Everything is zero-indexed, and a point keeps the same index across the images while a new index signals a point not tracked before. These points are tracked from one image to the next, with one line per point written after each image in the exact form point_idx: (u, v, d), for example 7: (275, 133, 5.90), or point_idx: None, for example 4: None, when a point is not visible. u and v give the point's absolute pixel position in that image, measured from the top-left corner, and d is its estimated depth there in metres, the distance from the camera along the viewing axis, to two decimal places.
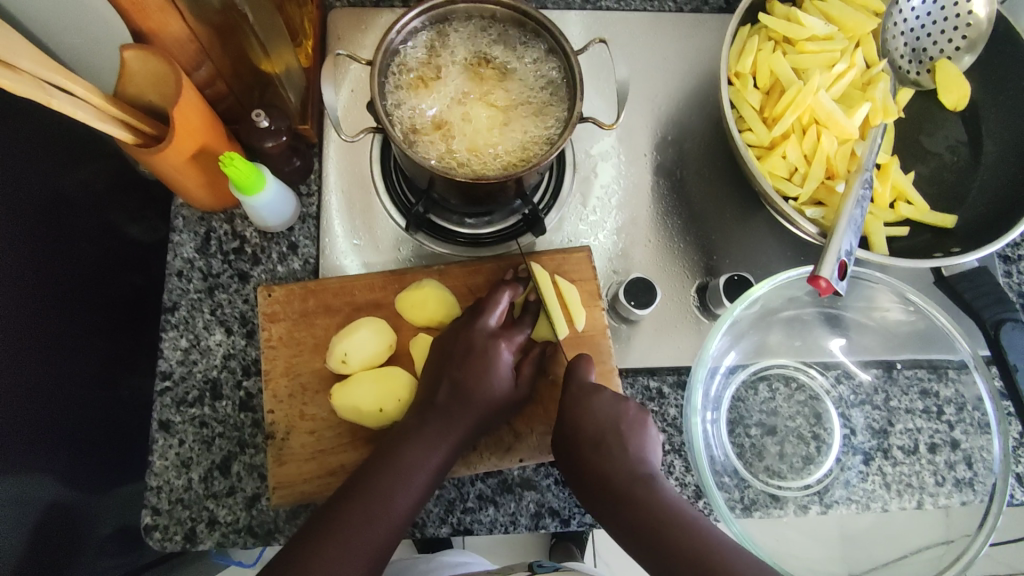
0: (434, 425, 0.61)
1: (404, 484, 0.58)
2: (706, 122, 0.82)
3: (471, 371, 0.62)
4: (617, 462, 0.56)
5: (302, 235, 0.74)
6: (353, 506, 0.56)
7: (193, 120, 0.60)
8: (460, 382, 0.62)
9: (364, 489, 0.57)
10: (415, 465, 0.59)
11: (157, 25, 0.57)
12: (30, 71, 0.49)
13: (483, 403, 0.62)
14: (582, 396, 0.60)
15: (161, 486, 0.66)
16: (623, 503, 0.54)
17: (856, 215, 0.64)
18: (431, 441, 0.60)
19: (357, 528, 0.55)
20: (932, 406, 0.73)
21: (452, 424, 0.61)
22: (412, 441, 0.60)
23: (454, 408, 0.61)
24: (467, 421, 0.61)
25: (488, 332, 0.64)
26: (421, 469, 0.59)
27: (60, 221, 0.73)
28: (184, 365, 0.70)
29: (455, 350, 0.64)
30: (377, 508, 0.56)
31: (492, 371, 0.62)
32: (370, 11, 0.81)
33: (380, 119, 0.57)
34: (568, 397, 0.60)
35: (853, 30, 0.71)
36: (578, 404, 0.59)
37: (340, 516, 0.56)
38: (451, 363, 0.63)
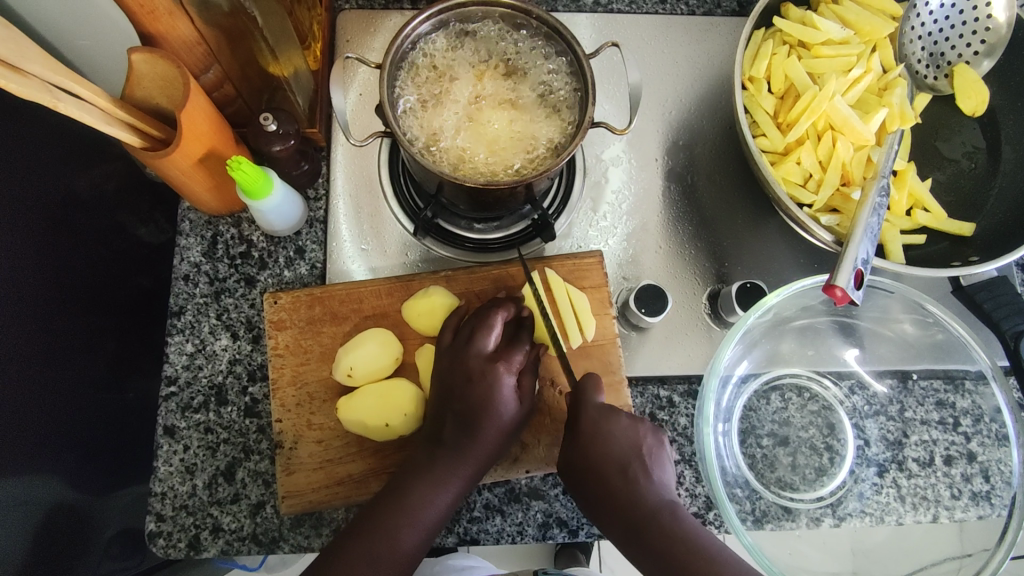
0: (440, 457, 0.60)
1: (412, 522, 0.57)
2: (718, 127, 0.81)
3: (473, 401, 0.60)
4: (631, 487, 0.56)
5: (309, 239, 0.74)
6: (369, 542, 0.56)
7: (200, 124, 0.59)
8: (463, 414, 0.60)
9: (381, 524, 0.57)
10: (425, 503, 0.58)
11: (167, 28, 0.57)
12: (38, 74, 0.49)
13: (489, 433, 0.60)
14: (596, 423, 0.59)
15: (165, 492, 0.66)
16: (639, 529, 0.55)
17: (872, 223, 0.63)
18: (440, 475, 0.59)
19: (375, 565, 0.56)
20: (948, 418, 0.72)
21: (461, 458, 0.59)
22: (426, 474, 0.59)
23: (461, 440, 0.60)
24: (477, 452, 0.60)
25: (487, 357, 0.62)
26: (433, 504, 0.58)
27: (68, 223, 0.72)
28: (189, 370, 0.69)
29: (455, 378, 0.61)
30: (389, 545, 0.56)
31: (495, 398, 0.60)
32: (380, 13, 0.80)
33: (389, 124, 0.57)
34: (583, 423, 0.59)
35: (870, 35, 0.70)
36: (591, 432, 0.58)
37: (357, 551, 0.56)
38: (452, 392, 0.61)
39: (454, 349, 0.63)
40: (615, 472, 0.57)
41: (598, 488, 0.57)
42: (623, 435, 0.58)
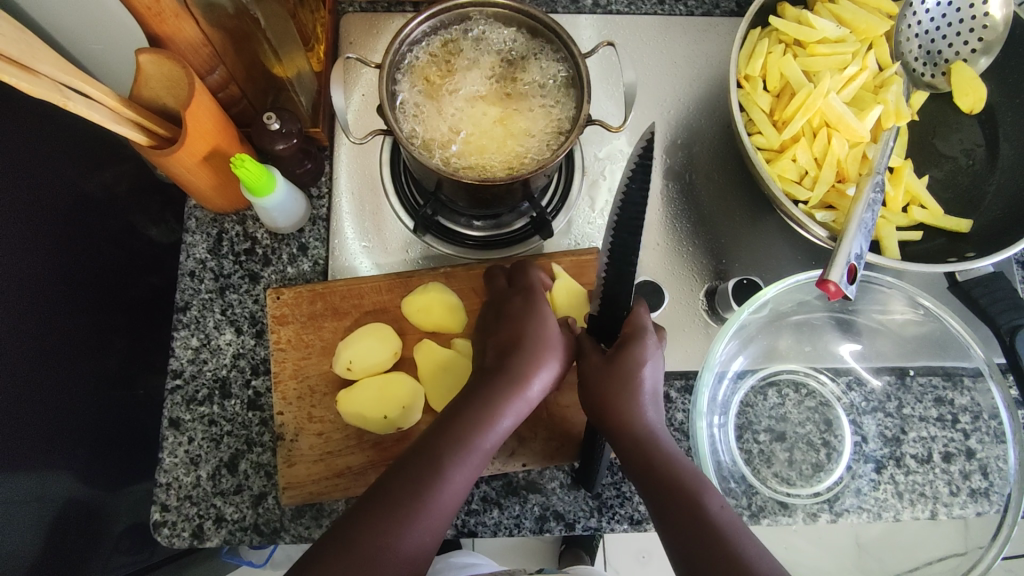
0: (495, 381, 0.58)
1: (463, 451, 0.55)
2: (716, 125, 0.82)
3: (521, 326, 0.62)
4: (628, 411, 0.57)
5: (312, 236, 0.75)
6: (403, 478, 0.53)
7: (205, 122, 0.61)
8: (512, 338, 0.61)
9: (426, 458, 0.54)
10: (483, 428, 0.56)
11: (173, 30, 0.58)
12: (48, 74, 0.50)
13: (541, 367, 0.59)
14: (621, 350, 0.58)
15: (170, 483, 0.67)
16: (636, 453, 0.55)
17: (866, 218, 0.63)
18: (491, 400, 0.57)
19: (406, 515, 0.51)
20: (947, 415, 0.72)
21: (514, 383, 0.58)
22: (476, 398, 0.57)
23: (512, 368, 0.59)
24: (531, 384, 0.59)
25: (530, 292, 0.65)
26: (488, 430, 0.56)
27: (80, 223, 0.74)
28: (195, 364, 0.71)
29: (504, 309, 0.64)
30: (422, 497, 0.52)
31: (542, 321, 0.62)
32: (382, 16, 0.82)
33: (388, 121, 0.58)
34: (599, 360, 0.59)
35: (865, 33, 0.71)
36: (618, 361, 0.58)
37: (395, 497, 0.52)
38: (503, 326, 0.62)
39: (496, 293, 0.67)
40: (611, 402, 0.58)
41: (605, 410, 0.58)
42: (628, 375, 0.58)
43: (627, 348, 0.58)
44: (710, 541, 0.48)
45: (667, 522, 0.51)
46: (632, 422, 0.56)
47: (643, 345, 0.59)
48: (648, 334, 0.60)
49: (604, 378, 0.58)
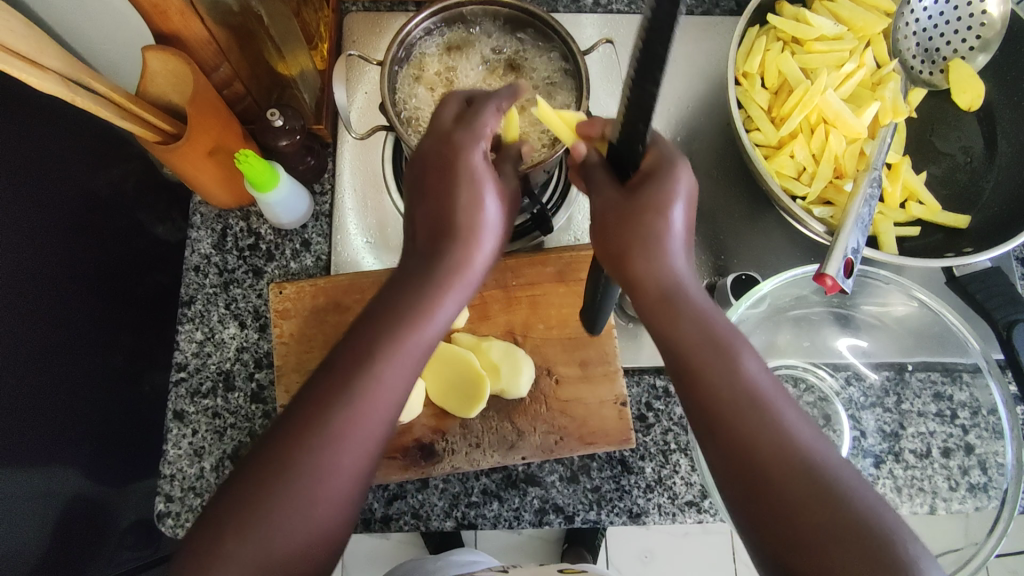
0: (414, 278, 0.44)
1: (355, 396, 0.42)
2: (716, 123, 0.82)
3: (440, 190, 0.46)
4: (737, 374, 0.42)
5: (314, 232, 0.76)
6: (301, 422, 0.42)
7: (209, 117, 0.62)
8: (433, 210, 0.46)
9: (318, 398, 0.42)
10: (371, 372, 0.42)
11: (180, 27, 0.59)
12: (57, 70, 0.52)
13: (474, 250, 0.45)
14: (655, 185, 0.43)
15: (173, 475, 0.68)
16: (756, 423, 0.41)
17: (863, 213, 0.64)
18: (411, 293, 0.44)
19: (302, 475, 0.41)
20: (946, 410, 0.72)
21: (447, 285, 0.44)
22: (379, 314, 0.44)
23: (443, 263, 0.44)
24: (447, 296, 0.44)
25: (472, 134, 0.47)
26: (409, 331, 0.43)
27: (88, 220, 0.76)
28: (199, 357, 0.72)
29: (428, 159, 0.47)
30: (325, 442, 0.42)
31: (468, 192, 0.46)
32: (385, 15, 0.83)
33: (388, 117, 0.59)
34: (633, 192, 0.43)
35: (863, 30, 0.71)
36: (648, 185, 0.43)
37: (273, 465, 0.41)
38: (418, 184, 0.47)
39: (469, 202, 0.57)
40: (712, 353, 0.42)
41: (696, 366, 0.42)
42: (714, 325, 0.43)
43: (652, 183, 0.43)
44: (789, 470, 0.39)
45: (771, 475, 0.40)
46: (703, 345, 0.42)
47: (674, 179, 0.43)
48: (677, 166, 0.44)
49: (621, 219, 0.42)
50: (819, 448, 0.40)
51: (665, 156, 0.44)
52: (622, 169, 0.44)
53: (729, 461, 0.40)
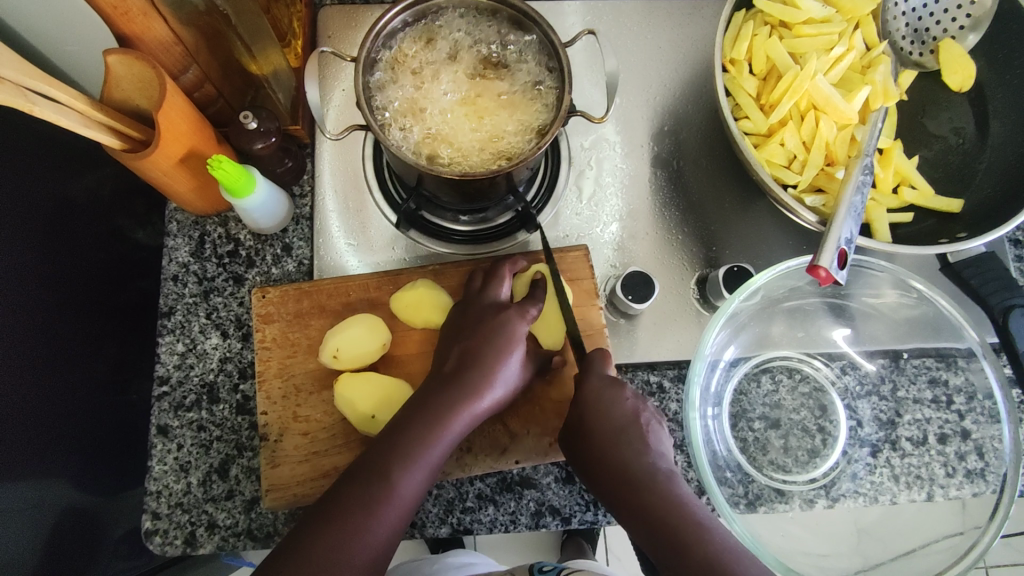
0: (453, 394, 0.58)
1: (410, 459, 0.55)
2: (704, 111, 0.81)
3: (482, 338, 0.61)
4: (628, 450, 0.55)
5: (295, 236, 0.74)
6: (355, 488, 0.54)
7: (178, 123, 0.59)
8: (471, 347, 0.61)
9: (363, 484, 0.54)
10: (415, 454, 0.56)
11: (141, 29, 0.56)
12: (11, 78, 0.49)
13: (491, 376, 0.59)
14: (598, 392, 0.58)
15: (160, 491, 0.66)
16: (636, 486, 0.53)
17: (856, 202, 0.63)
18: (440, 408, 0.57)
19: (363, 507, 0.53)
20: (941, 396, 0.71)
21: (472, 389, 0.58)
22: (399, 445, 0.56)
23: (462, 386, 0.58)
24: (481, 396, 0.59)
25: (497, 304, 0.64)
26: (433, 442, 0.56)
27: (66, 228, 0.73)
28: (181, 369, 0.70)
29: (463, 322, 0.64)
30: (384, 486, 0.54)
31: (506, 339, 0.61)
32: (360, 8, 0.80)
33: (366, 118, 0.56)
34: (584, 392, 0.58)
35: (852, 12, 0.69)
36: (593, 397, 0.57)
37: (342, 504, 0.54)
38: (462, 337, 0.62)
39: (471, 296, 0.66)
40: (614, 438, 0.56)
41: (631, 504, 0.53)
42: (625, 405, 0.57)
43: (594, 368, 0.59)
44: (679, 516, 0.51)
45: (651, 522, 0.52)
46: (615, 430, 0.56)
47: (625, 390, 0.58)
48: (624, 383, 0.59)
49: (589, 401, 0.57)
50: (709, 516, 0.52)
51: (594, 372, 0.59)
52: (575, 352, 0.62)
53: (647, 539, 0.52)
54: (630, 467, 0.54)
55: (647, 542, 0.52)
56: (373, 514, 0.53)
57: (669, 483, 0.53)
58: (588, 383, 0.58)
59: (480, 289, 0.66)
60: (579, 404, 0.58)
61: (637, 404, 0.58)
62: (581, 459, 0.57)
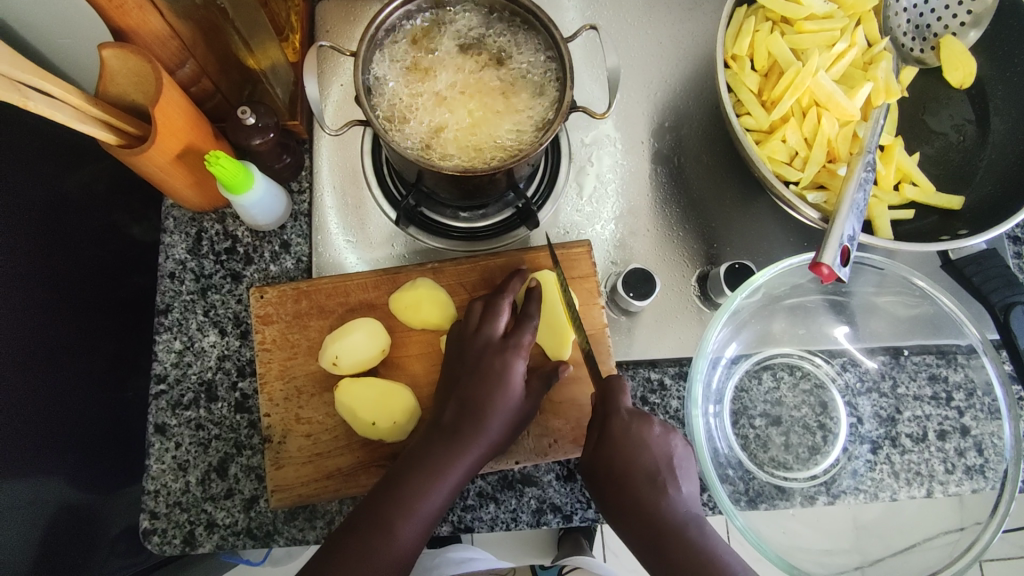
0: (450, 449, 0.57)
1: (410, 514, 0.55)
2: (705, 107, 0.80)
3: (479, 385, 0.59)
4: (659, 495, 0.55)
5: (294, 233, 0.73)
6: (357, 540, 0.54)
7: (175, 118, 0.58)
8: (466, 395, 0.59)
9: (368, 534, 0.55)
10: (413, 508, 0.56)
11: (137, 23, 0.55)
12: (4, 72, 0.48)
13: (490, 426, 0.58)
14: (626, 429, 0.56)
15: (158, 490, 0.66)
16: (664, 534, 0.53)
17: (858, 198, 0.63)
18: (439, 461, 0.57)
19: (367, 559, 0.54)
20: (941, 393, 0.71)
21: (470, 440, 0.58)
22: (398, 498, 0.56)
23: (460, 439, 0.58)
24: (478, 447, 0.58)
25: (496, 343, 0.62)
26: (431, 495, 0.56)
27: (60, 223, 0.72)
28: (179, 367, 0.69)
29: (461, 366, 0.62)
30: (385, 540, 0.54)
31: (502, 386, 0.59)
32: (359, 2, 0.80)
33: (365, 113, 0.55)
34: (612, 427, 0.57)
35: (853, 8, 0.69)
36: (621, 437, 0.56)
37: (345, 553, 0.54)
38: (461, 385, 0.60)
39: (465, 340, 0.63)
40: (644, 481, 0.55)
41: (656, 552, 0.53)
42: (656, 444, 0.57)
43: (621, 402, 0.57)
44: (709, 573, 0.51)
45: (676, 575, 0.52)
46: (641, 472, 0.55)
47: (651, 426, 0.57)
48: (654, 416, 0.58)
49: (615, 438, 0.56)
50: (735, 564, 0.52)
51: (619, 407, 0.57)
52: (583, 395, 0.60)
53: None
54: (656, 512, 0.54)
55: None
56: (371, 566, 0.53)
57: (699, 531, 0.53)
58: (614, 419, 0.57)
59: (475, 327, 0.63)
60: (606, 440, 0.57)
61: (660, 439, 0.57)
62: (604, 495, 0.57)
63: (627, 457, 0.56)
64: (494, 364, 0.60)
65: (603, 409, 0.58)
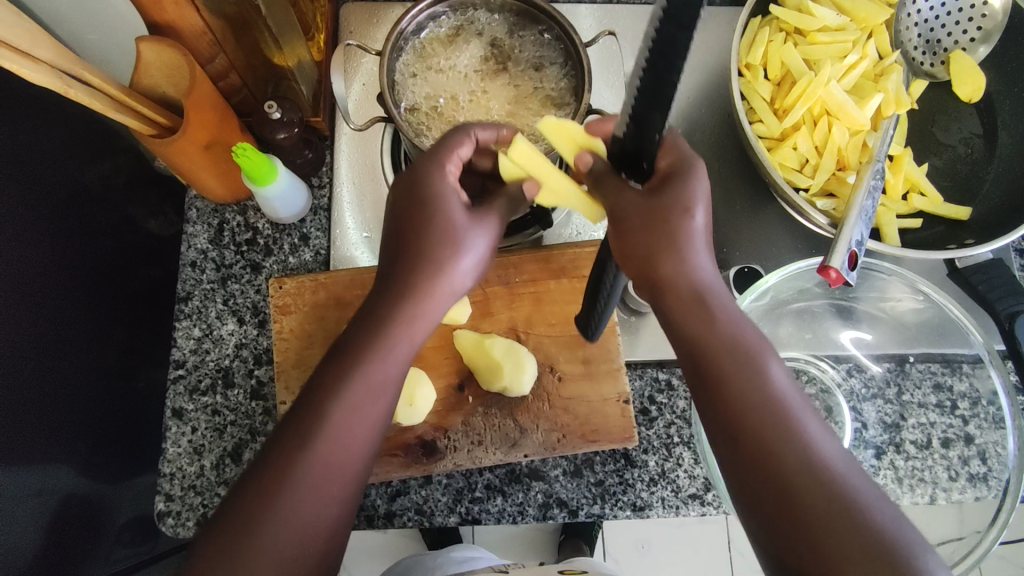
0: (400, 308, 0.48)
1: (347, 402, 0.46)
2: (718, 114, 0.82)
3: (419, 227, 0.50)
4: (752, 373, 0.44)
5: (313, 226, 0.75)
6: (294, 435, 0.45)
7: (205, 110, 0.61)
8: (414, 241, 0.49)
9: (297, 443, 0.44)
10: (358, 401, 0.46)
11: (176, 17, 0.58)
12: (48, 60, 0.50)
13: (461, 254, 0.49)
14: (684, 288, 0.46)
15: (174, 473, 0.67)
16: (743, 425, 0.43)
17: (866, 205, 0.64)
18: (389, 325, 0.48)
19: (308, 460, 0.44)
20: (946, 401, 0.72)
21: (421, 297, 0.49)
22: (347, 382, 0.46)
23: (404, 312, 0.48)
24: (424, 318, 0.49)
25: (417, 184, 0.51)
26: (378, 368, 0.47)
27: (79, 214, 0.74)
28: (197, 354, 0.71)
29: (402, 201, 0.51)
30: (325, 437, 0.45)
31: (443, 216, 0.50)
32: (382, 4, 0.82)
33: (388, 110, 0.57)
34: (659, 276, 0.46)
35: (865, 21, 0.71)
36: (675, 294, 0.45)
37: (287, 455, 0.44)
38: (405, 241, 0.50)
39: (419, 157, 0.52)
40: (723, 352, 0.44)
41: (736, 439, 0.43)
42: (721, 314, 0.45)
43: (678, 184, 0.46)
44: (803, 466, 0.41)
45: (756, 462, 0.42)
46: (698, 329, 0.45)
47: (696, 180, 0.46)
48: (690, 163, 0.46)
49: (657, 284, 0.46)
50: (821, 438, 0.42)
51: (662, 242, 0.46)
52: (639, 170, 0.47)
53: (738, 473, 0.43)
54: (733, 390, 0.43)
55: (751, 484, 0.42)
56: (319, 460, 0.44)
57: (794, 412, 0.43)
58: (661, 260, 0.46)
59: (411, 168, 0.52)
60: (674, 313, 0.46)
61: (703, 249, 0.46)
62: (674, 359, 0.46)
63: (687, 322, 0.45)
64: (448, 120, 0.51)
65: (637, 252, 0.46)
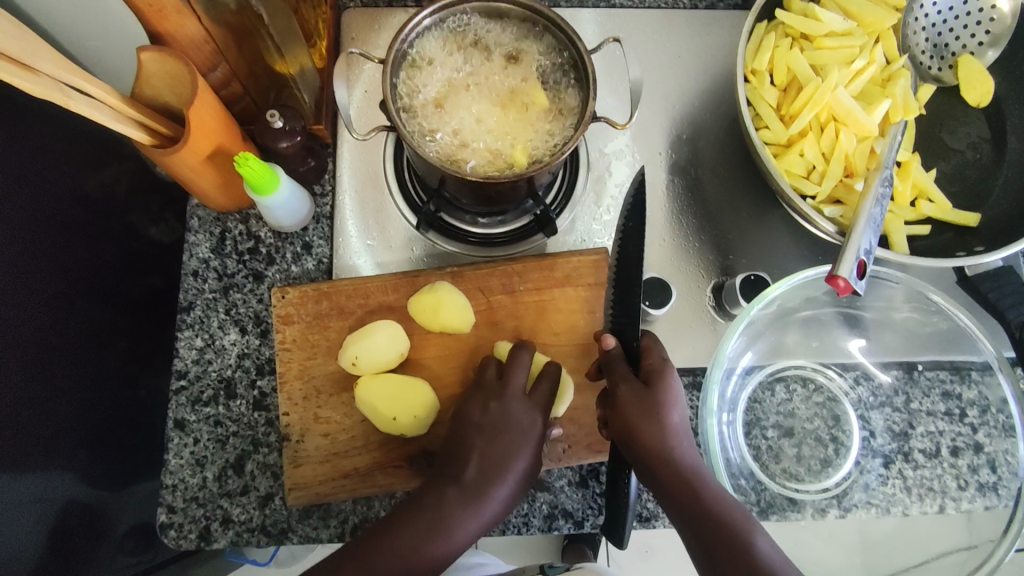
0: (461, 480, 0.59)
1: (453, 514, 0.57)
2: (722, 120, 0.81)
3: (492, 443, 0.61)
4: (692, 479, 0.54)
5: (315, 235, 0.75)
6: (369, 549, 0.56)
7: (207, 120, 0.60)
8: (478, 447, 0.61)
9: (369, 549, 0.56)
10: (437, 532, 0.57)
11: (173, 27, 0.57)
12: (48, 72, 0.50)
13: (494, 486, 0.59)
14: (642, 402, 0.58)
15: (176, 485, 0.67)
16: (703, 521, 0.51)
17: (875, 213, 0.63)
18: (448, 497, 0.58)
19: (380, 561, 0.55)
20: (955, 409, 0.72)
21: (488, 481, 0.59)
22: (412, 523, 0.57)
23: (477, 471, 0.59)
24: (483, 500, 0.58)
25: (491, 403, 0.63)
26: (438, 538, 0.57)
27: (81, 222, 0.73)
28: (199, 364, 0.70)
29: (468, 418, 0.63)
30: (386, 569, 0.55)
31: (507, 434, 0.61)
32: (384, 11, 0.81)
33: (392, 120, 0.56)
34: (622, 397, 0.58)
35: (872, 26, 0.70)
36: (637, 408, 0.57)
37: (371, 541, 0.57)
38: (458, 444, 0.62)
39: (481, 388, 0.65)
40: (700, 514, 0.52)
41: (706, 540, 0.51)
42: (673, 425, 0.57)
43: (660, 382, 0.59)
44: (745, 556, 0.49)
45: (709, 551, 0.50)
46: (661, 454, 0.55)
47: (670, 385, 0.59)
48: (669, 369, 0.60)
49: (632, 413, 0.57)
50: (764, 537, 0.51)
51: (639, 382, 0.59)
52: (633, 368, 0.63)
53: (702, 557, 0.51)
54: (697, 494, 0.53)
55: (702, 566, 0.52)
56: (390, 555, 0.56)
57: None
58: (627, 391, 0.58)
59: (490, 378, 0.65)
60: (629, 419, 0.57)
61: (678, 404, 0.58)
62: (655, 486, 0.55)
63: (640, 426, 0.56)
64: (491, 424, 0.61)
65: (619, 385, 0.59)
